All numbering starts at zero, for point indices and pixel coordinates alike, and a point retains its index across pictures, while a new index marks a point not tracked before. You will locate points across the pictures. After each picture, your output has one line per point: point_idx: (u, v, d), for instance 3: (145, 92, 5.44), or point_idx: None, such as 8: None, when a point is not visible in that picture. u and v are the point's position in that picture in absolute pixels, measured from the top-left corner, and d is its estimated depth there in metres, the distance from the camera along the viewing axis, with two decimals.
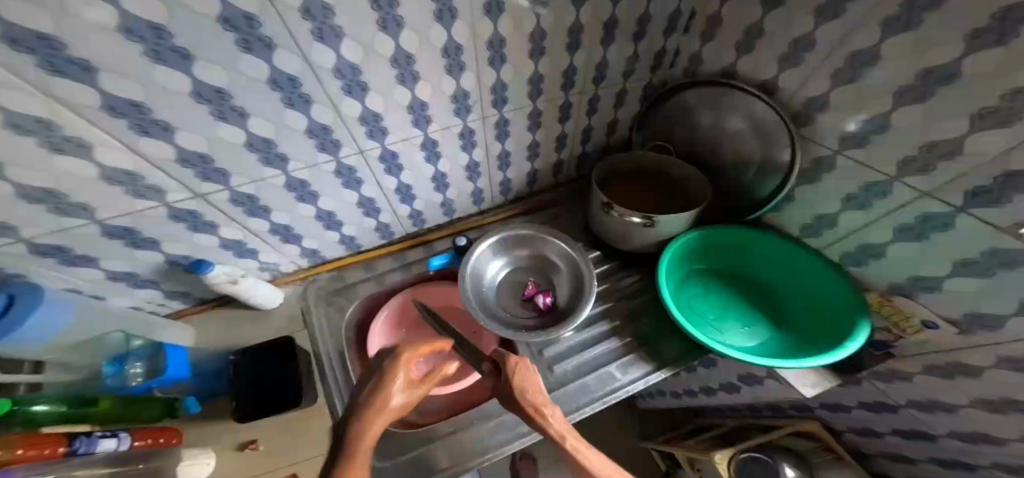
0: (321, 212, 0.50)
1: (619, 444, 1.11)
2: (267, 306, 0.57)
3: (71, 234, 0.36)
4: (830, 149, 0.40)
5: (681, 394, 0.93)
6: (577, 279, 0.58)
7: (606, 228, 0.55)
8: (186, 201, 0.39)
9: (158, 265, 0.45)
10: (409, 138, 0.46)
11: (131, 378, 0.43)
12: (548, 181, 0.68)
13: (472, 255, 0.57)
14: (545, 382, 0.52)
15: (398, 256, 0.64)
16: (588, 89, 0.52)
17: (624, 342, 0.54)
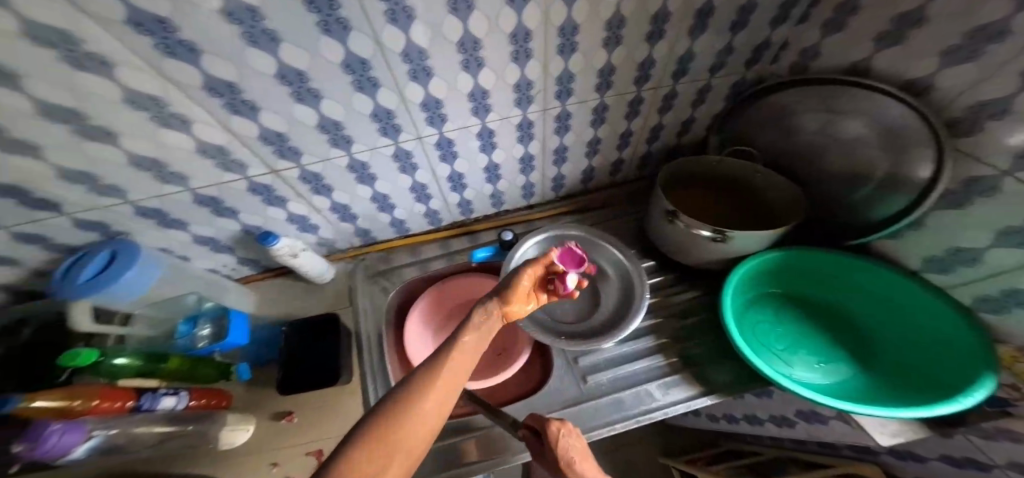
0: (377, 195, 0.50)
1: (641, 458, 1.06)
2: (319, 280, 0.57)
3: (168, 200, 0.39)
4: (997, 170, 0.33)
5: (718, 417, 0.87)
6: (625, 296, 0.54)
7: (666, 239, 0.50)
8: (264, 177, 0.41)
9: (236, 233, 0.47)
10: (467, 127, 0.44)
11: (198, 340, 0.44)
12: (605, 179, 0.63)
13: (519, 251, 0.55)
14: (576, 391, 0.49)
15: (442, 243, 0.63)
16: (665, 83, 0.47)
17: (669, 361, 0.50)
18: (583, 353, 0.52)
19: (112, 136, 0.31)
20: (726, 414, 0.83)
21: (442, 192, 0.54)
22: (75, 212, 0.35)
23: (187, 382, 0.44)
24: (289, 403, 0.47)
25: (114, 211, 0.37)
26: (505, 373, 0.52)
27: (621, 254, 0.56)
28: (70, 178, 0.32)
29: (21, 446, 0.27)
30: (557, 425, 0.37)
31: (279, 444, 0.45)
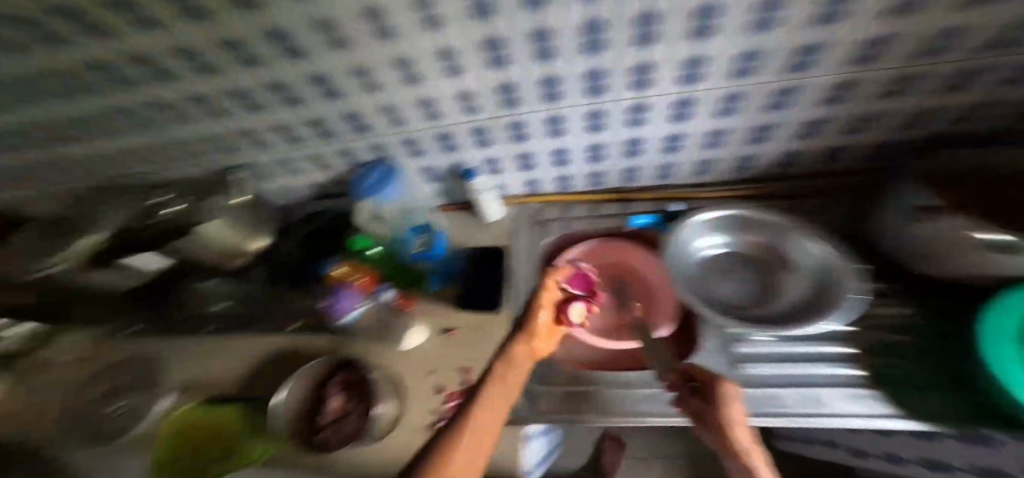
0: (558, 148, 0.56)
1: None
2: (490, 218, 0.65)
3: (424, 136, 0.54)
4: None
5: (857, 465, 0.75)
6: (820, 294, 0.47)
7: (916, 240, 0.44)
8: (488, 121, 0.50)
9: (451, 167, 0.60)
10: (665, 94, 0.45)
11: (418, 245, 0.59)
12: (803, 165, 0.58)
13: (693, 218, 0.54)
14: (726, 368, 0.46)
15: (595, 205, 0.67)
16: (957, 59, 0.37)
17: (855, 373, 0.43)
18: (744, 338, 0.48)
19: (419, 82, 0.43)
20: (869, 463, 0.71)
21: (616, 154, 0.58)
22: (374, 138, 0.54)
23: (393, 278, 0.59)
24: (450, 322, 0.57)
25: (393, 142, 0.55)
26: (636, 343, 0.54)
27: (827, 248, 0.49)
28: (382, 110, 0.48)
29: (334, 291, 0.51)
30: (726, 391, 0.38)
31: (441, 351, 0.55)
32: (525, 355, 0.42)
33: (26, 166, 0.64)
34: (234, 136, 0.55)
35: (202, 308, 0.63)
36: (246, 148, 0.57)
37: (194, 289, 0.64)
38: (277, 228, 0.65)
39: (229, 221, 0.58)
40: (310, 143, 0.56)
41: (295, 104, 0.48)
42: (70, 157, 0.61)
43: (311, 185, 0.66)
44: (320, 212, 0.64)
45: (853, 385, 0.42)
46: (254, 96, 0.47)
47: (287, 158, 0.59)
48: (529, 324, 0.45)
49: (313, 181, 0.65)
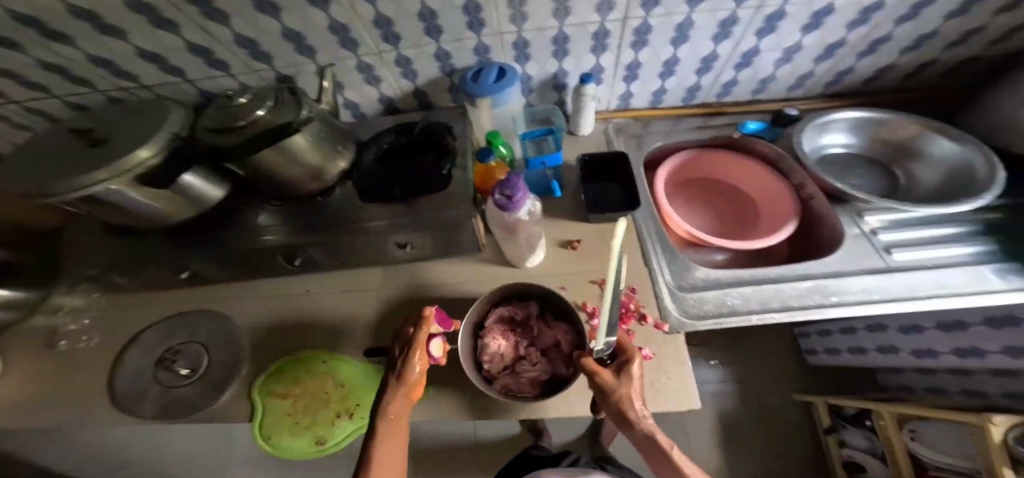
0: (673, 58, 0.59)
1: (774, 389, 1.20)
2: (579, 131, 0.71)
3: (540, 35, 0.54)
4: None
5: (867, 350, 0.97)
6: (964, 178, 0.56)
7: (1004, 130, 0.55)
8: (614, 23, 0.53)
9: (548, 76, 0.63)
10: (812, 2, 0.49)
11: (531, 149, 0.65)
12: (872, 84, 0.67)
13: (836, 115, 0.64)
14: (863, 260, 0.55)
15: (681, 118, 0.71)
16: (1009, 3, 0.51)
17: (972, 252, 0.53)
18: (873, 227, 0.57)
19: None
20: (880, 346, 0.94)
21: (726, 67, 0.61)
22: (485, 36, 0.54)
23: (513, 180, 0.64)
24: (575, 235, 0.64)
25: (507, 40, 0.55)
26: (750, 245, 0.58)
27: (957, 140, 0.58)
28: (510, 3, 0.49)
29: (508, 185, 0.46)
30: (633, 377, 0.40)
31: (565, 259, 0.62)
32: (401, 408, 0.43)
33: (15, 73, 0.51)
34: (323, 32, 0.49)
35: (256, 240, 0.54)
36: (333, 47, 0.52)
37: (253, 224, 0.55)
38: (358, 145, 0.58)
39: (309, 137, 0.46)
40: (405, 45, 0.53)
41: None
42: (83, 59, 0.49)
43: (389, 97, 0.63)
44: (414, 125, 0.61)
45: (994, 262, 0.52)
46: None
47: (392, 60, 0.56)
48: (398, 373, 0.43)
49: (391, 91, 0.62)
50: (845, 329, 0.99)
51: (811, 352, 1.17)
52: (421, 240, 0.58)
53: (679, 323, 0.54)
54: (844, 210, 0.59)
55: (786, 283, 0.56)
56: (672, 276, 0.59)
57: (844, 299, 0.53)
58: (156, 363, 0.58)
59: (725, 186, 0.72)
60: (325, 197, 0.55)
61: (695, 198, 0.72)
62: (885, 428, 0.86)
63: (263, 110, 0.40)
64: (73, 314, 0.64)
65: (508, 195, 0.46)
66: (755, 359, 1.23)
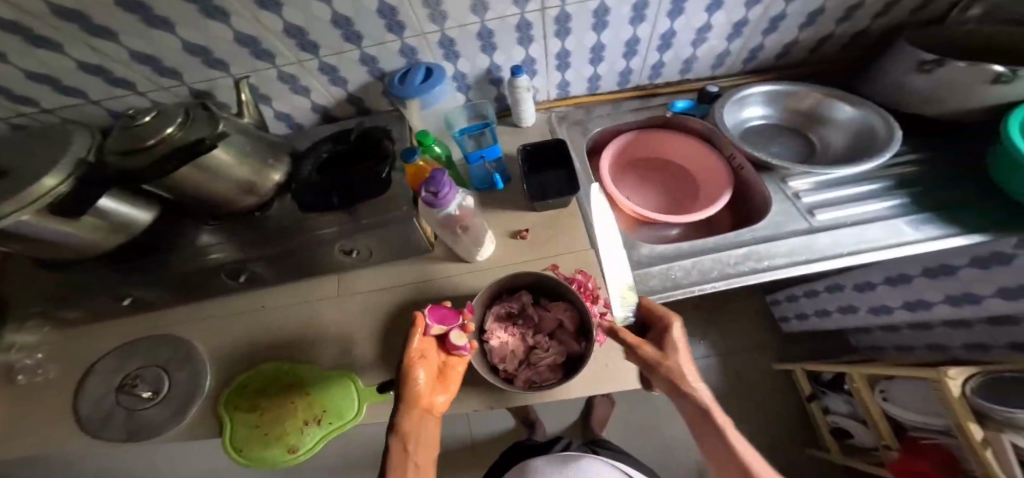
0: (598, 44, 0.60)
1: (754, 364, 1.19)
2: (523, 123, 0.70)
3: (463, 31, 0.54)
4: None
5: (830, 312, 0.96)
6: (865, 142, 0.61)
7: (908, 93, 0.58)
8: (533, 14, 0.53)
9: (482, 72, 0.63)
10: None
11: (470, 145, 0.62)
12: (797, 57, 0.70)
13: (750, 90, 0.66)
14: (792, 224, 0.57)
15: (619, 103, 0.71)
16: None
17: (889, 207, 0.55)
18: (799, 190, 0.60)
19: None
20: (841, 306, 0.92)
21: (649, 49, 0.62)
22: (407, 37, 0.53)
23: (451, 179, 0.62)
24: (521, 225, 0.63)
25: (430, 39, 0.54)
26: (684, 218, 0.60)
27: (856, 105, 0.62)
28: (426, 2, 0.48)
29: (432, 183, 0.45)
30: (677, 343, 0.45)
31: (513, 250, 0.62)
32: (416, 421, 0.43)
33: None
34: (231, 45, 0.49)
35: (200, 260, 0.53)
36: (246, 59, 0.51)
37: (195, 245, 0.54)
38: (291, 156, 0.57)
39: (232, 152, 0.45)
40: (326, 52, 0.53)
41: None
42: None
43: (323, 106, 0.63)
44: (349, 131, 0.60)
45: (908, 214, 0.54)
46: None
47: (315, 67, 0.55)
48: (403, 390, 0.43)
49: (323, 100, 0.62)
50: (808, 293, 0.98)
51: (784, 319, 1.16)
52: (367, 246, 0.58)
53: (627, 301, 0.55)
54: (770, 178, 0.61)
55: (724, 253, 0.57)
56: (618, 258, 0.60)
57: (776, 263, 0.55)
58: (115, 391, 0.57)
59: (669, 164, 0.74)
60: (263, 212, 0.54)
61: (639, 179, 0.73)
62: (857, 389, 0.86)
63: (172, 128, 0.39)
64: (24, 351, 0.62)
65: (434, 192, 0.45)
66: (731, 335, 1.22)
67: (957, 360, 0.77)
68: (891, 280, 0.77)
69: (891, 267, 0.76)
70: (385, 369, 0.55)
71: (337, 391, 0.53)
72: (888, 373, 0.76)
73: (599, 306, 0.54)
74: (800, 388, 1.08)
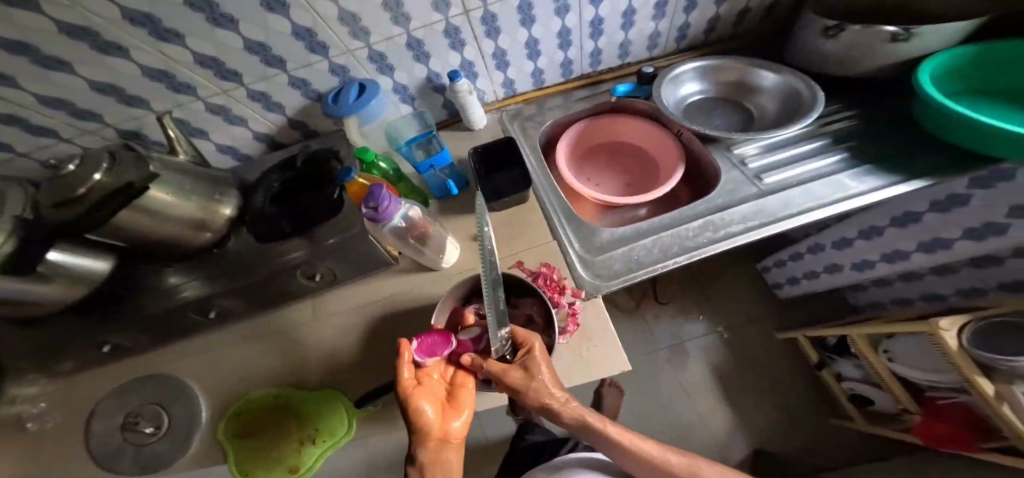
0: (530, 39, 0.61)
1: (759, 335, 1.14)
2: (474, 126, 0.68)
3: (391, 44, 0.55)
4: None
5: (817, 272, 0.92)
6: (795, 104, 0.62)
7: (828, 56, 0.61)
8: (457, 18, 0.54)
9: (422, 81, 0.63)
10: None
11: (417, 155, 0.60)
12: (724, 32, 0.72)
13: (681, 65, 0.67)
14: (750, 188, 0.58)
15: (566, 95, 0.72)
16: None
17: (829, 165, 0.58)
18: (743, 155, 0.61)
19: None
20: (827, 266, 0.88)
21: (583, 37, 0.64)
22: (334, 56, 0.54)
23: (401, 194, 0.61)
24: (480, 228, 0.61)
25: (359, 55, 0.55)
26: (635, 198, 0.61)
27: (781, 71, 0.63)
28: (341, 20, 0.50)
29: (371, 201, 0.44)
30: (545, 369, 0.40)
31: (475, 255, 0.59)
32: (436, 450, 0.40)
33: None
34: (142, 82, 0.49)
35: (172, 299, 0.54)
36: (164, 93, 0.52)
37: (162, 285, 0.55)
38: (239, 189, 0.58)
39: (171, 191, 0.45)
40: (249, 80, 0.54)
41: (222, 26, 0.46)
42: None
43: (265, 134, 0.64)
44: (296, 157, 0.61)
45: (850, 169, 0.57)
46: (163, 22, 0.44)
47: (249, 95, 0.56)
48: (413, 422, 0.40)
49: (264, 128, 0.63)
50: (795, 255, 0.96)
51: (778, 285, 1.12)
52: (329, 267, 0.56)
53: (595, 287, 0.52)
54: (715, 148, 0.63)
55: (685, 225, 0.57)
56: (581, 245, 0.57)
57: (734, 230, 0.55)
58: (119, 428, 0.54)
59: (623, 147, 0.73)
60: (222, 247, 0.56)
61: (591, 166, 0.73)
62: (863, 352, 0.83)
63: (100, 173, 0.38)
64: (26, 402, 0.57)
65: (374, 208, 0.44)
66: (731, 310, 1.17)
67: (954, 308, 0.74)
68: (863, 234, 0.73)
69: (861, 222, 0.72)
70: (350, 387, 0.53)
71: (331, 414, 0.52)
72: (889, 330, 0.73)
73: (567, 296, 0.50)
74: (809, 358, 1.05)
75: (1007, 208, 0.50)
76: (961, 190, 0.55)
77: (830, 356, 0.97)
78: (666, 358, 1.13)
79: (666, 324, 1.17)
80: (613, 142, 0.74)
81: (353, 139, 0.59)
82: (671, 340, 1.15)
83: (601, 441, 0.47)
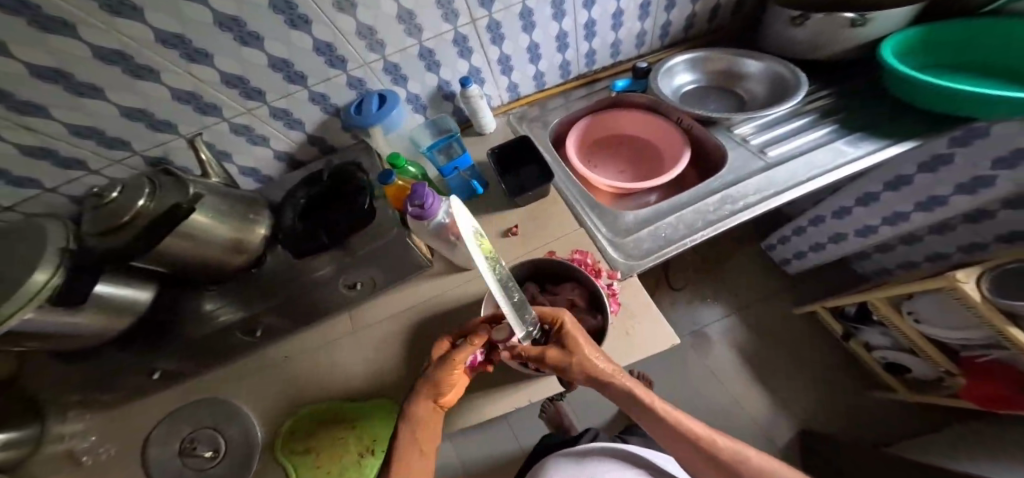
0: (531, 43, 0.65)
1: (775, 313, 1.16)
2: (483, 129, 0.70)
3: (404, 55, 0.56)
4: None
5: (823, 244, 0.95)
6: (782, 89, 0.67)
7: (796, 42, 0.67)
8: (465, 27, 0.57)
9: (433, 90, 0.64)
10: None
11: (440, 159, 0.63)
12: (702, 29, 0.78)
13: (672, 59, 0.72)
14: (758, 162, 0.61)
15: (566, 95, 0.76)
16: None
17: (826, 135, 0.62)
18: (744, 133, 0.65)
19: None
20: (833, 236, 0.92)
21: (578, 39, 0.69)
22: (351, 70, 0.54)
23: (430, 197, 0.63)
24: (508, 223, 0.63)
25: (375, 67, 0.55)
26: (645, 183, 0.65)
27: (767, 59, 0.69)
28: (359, 34, 0.51)
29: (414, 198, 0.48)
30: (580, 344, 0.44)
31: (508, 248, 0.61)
32: (431, 411, 0.47)
33: None
34: (170, 105, 0.47)
35: (211, 324, 0.59)
36: (191, 115, 0.49)
37: (201, 311, 0.60)
38: (269, 208, 0.60)
39: (211, 213, 0.47)
40: (272, 97, 0.52)
41: (249, 44, 0.45)
42: None
43: (286, 153, 0.61)
44: (319, 172, 0.61)
45: (846, 136, 0.61)
46: (194, 43, 0.42)
47: (269, 114, 0.54)
48: (433, 384, 0.46)
49: (285, 147, 0.60)
50: (798, 230, 0.99)
51: (785, 261, 1.15)
52: (371, 276, 0.63)
53: (629, 267, 0.57)
54: (718, 130, 0.67)
55: (702, 201, 0.60)
56: (608, 229, 0.61)
57: (749, 201, 0.58)
58: (179, 455, 0.54)
59: (626, 137, 0.78)
60: (259, 266, 0.61)
61: (600, 158, 0.77)
62: (886, 317, 0.85)
63: (143, 199, 0.41)
64: (74, 438, 0.56)
65: (420, 206, 0.48)
66: (744, 290, 1.19)
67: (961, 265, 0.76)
68: (861, 201, 0.78)
69: (857, 190, 0.77)
70: (400, 386, 0.58)
71: (379, 420, 0.55)
72: (905, 291, 0.76)
73: (605, 277, 0.55)
74: (833, 330, 1.06)
75: (989, 160, 0.58)
76: (943, 150, 0.62)
77: (854, 326, 0.98)
78: (689, 345, 1.14)
79: (683, 311, 1.18)
80: (617, 134, 0.78)
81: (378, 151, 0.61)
82: (690, 327, 1.16)
83: (647, 415, 0.47)
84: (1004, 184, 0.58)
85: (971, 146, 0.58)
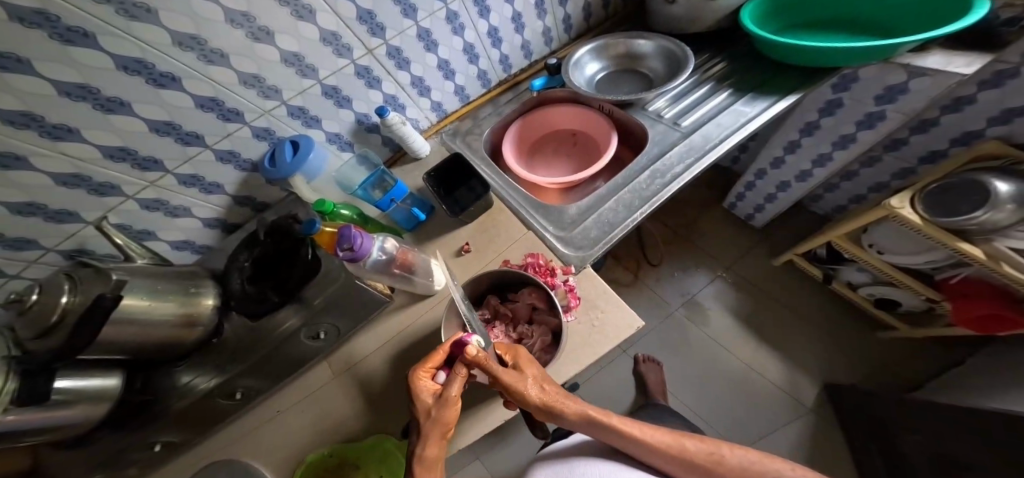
0: (440, 60, 0.67)
1: (756, 268, 1.17)
2: (418, 153, 0.70)
3: (308, 96, 0.56)
4: None
5: (774, 194, 1.00)
6: (676, 63, 0.70)
7: (674, 18, 0.72)
8: (364, 58, 0.58)
9: (352, 125, 0.65)
10: None
11: (375, 194, 0.62)
12: (600, 15, 0.83)
13: (576, 51, 0.74)
14: (678, 133, 0.64)
15: (489, 103, 0.78)
16: None
17: (736, 95, 0.65)
18: (659, 109, 0.68)
19: (270, 35, 0.48)
20: (779, 185, 0.97)
21: (486, 48, 0.72)
22: (252, 119, 0.53)
23: (370, 232, 0.62)
24: (459, 243, 0.63)
25: (278, 113, 0.55)
26: (583, 173, 0.66)
27: (661, 36, 0.72)
28: (246, 83, 0.50)
29: (346, 238, 0.46)
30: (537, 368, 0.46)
31: (467, 265, 0.61)
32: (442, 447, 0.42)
33: None
34: (60, 193, 0.44)
35: (189, 397, 0.57)
36: (88, 200, 0.47)
37: (178, 386, 0.58)
38: (215, 279, 0.59)
39: (147, 296, 0.46)
40: (173, 164, 0.51)
41: (114, 111, 0.42)
42: None
43: (216, 219, 0.61)
44: (258, 233, 0.59)
45: (747, 96, 0.64)
46: (50, 119, 0.38)
47: (184, 181, 0.53)
48: (444, 415, 0.42)
49: (210, 213, 0.59)
50: (748, 186, 1.05)
51: (750, 216, 1.18)
52: (331, 323, 0.60)
53: (580, 260, 0.57)
54: (634, 111, 0.69)
55: (636, 179, 0.62)
56: (554, 227, 0.62)
57: (676, 172, 0.60)
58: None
59: (561, 132, 0.79)
60: (219, 336, 0.59)
61: (540, 160, 0.79)
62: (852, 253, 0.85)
63: (66, 296, 0.41)
64: None
65: (350, 248, 0.46)
66: (719, 250, 1.21)
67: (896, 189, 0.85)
68: (789, 149, 0.88)
69: (782, 140, 0.88)
70: (366, 419, 0.54)
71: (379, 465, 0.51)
72: (860, 224, 0.77)
73: (560, 275, 0.55)
74: (815, 275, 1.05)
75: (872, 97, 0.68)
76: (832, 96, 0.74)
77: (832, 266, 0.98)
78: (683, 317, 1.14)
79: (668, 286, 1.19)
80: (552, 130, 0.79)
81: (309, 196, 0.60)
82: (679, 298, 1.17)
83: (610, 433, 0.48)
84: (892, 116, 0.67)
85: (852, 90, 0.70)
